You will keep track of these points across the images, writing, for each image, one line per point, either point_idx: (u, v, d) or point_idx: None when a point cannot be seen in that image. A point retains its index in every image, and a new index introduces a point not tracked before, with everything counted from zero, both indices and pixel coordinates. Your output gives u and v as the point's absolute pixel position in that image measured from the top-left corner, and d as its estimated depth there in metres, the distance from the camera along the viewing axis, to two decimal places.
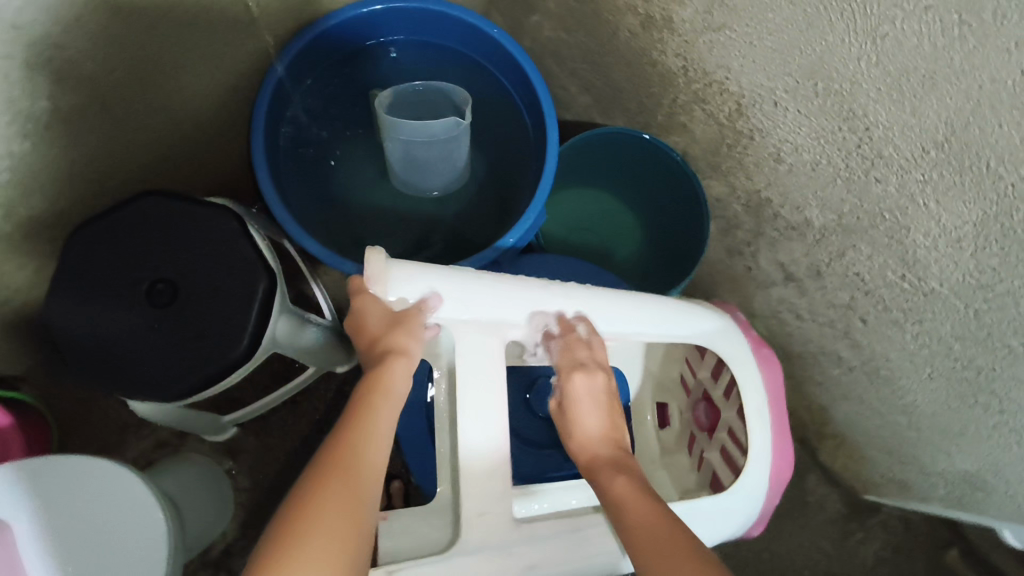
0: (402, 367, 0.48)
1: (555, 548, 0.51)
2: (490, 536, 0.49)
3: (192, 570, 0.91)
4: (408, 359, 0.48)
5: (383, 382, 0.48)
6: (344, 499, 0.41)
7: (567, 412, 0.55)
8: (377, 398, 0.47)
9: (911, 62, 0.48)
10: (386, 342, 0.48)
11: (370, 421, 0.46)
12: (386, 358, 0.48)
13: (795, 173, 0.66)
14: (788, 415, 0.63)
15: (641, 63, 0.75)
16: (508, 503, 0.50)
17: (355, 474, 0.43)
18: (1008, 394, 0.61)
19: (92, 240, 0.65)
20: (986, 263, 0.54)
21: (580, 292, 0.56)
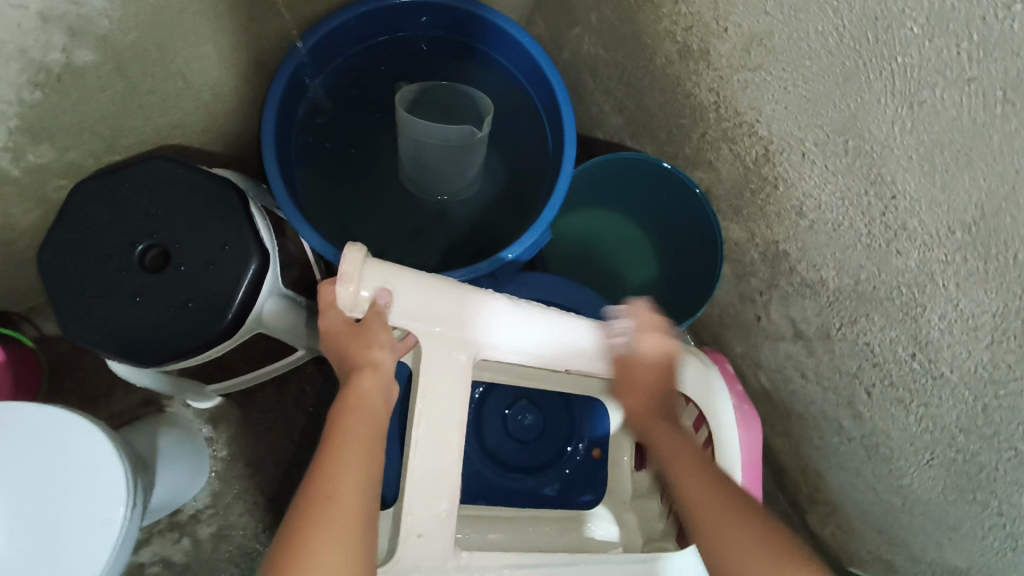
0: (371, 381, 0.51)
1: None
2: (424, 560, 0.46)
3: (159, 530, 0.92)
4: (376, 371, 0.51)
5: (354, 402, 0.50)
6: (329, 527, 0.43)
7: (629, 365, 0.59)
8: (351, 418, 0.49)
9: (947, 134, 0.46)
10: (354, 358, 0.51)
11: (347, 440, 0.48)
12: (357, 374, 0.51)
13: (815, 230, 0.62)
14: (761, 476, 0.61)
15: (674, 92, 0.72)
16: (449, 528, 0.47)
17: (341, 496, 0.45)
18: (1011, 498, 0.57)
19: (95, 195, 0.66)
20: (1002, 357, 0.51)
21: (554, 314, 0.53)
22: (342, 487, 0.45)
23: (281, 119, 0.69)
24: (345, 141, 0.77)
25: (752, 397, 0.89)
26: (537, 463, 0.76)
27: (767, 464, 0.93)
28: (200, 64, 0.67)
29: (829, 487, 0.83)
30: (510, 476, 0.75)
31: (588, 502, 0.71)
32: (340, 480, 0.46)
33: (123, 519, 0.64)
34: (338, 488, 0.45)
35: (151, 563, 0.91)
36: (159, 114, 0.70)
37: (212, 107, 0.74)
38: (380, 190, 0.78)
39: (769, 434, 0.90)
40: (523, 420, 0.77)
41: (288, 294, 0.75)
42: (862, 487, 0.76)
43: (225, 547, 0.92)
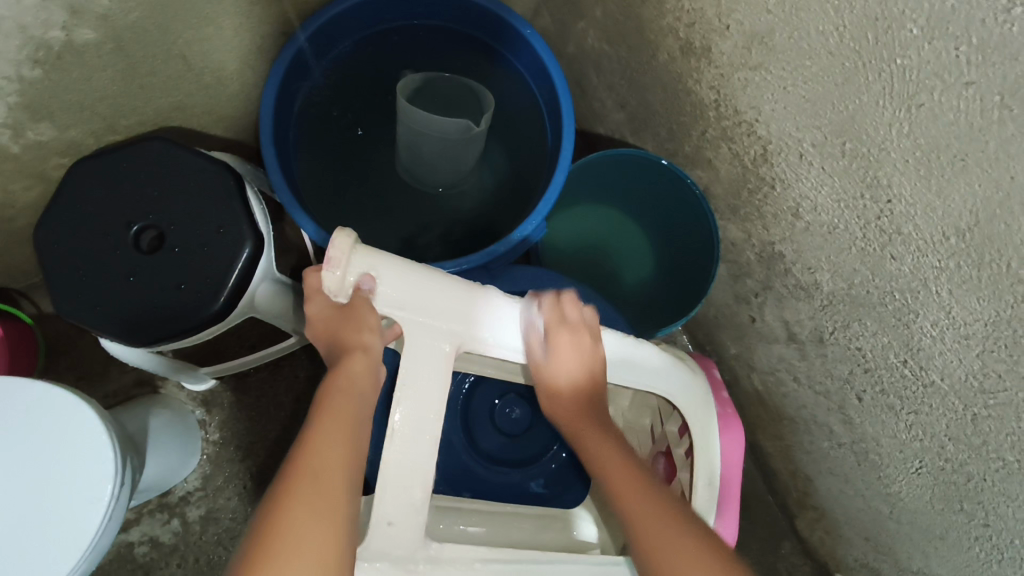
0: (361, 363, 0.52)
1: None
2: (394, 548, 0.46)
3: (148, 509, 0.92)
4: (366, 354, 0.52)
5: (342, 383, 0.51)
6: (312, 499, 0.44)
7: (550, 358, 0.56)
8: (338, 399, 0.50)
9: (943, 139, 0.45)
10: (344, 341, 0.52)
11: (334, 418, 0.49)
12: (347, 356, 0.52)
13: (811, 232, 0.62)
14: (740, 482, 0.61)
15: (676, 89, 0.71)
16: (420, 519, 0.47)
17: (325, 471, 0.46)
18: (996, 509, 0.57)
19: (91, 173, 0.66)
20: (993, 366, 0.50)
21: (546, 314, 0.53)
22: (327, 462, 0.46)
23: (279, 104, 0.69)
24: (343, 128, 0.77)
25: (745, 398, 0.89)
26: (523, 458, 0.76)
27: (758, 467, 0.93)
28: (201, 46, 0.67)
29: (818, 491, 0.82)
30: (496, 469, 0.75)
31: (571, 500, 0.72)
32: (326, 455, 0.46)
33: (109, 497, 0.64)
34: (326, 466, 0.46)
35: (140, 543, 0.91)
36: (159, 95, 0.70)
37: (213, 90, 0.74)
38: (378, 179, 0.78)
39: (760, 437, 0.89)
40: (512, 414, 0.77)
41: (282, 280, 0.75)
42: (851, 493, 0.76)
43: (214, 529, 0.92)
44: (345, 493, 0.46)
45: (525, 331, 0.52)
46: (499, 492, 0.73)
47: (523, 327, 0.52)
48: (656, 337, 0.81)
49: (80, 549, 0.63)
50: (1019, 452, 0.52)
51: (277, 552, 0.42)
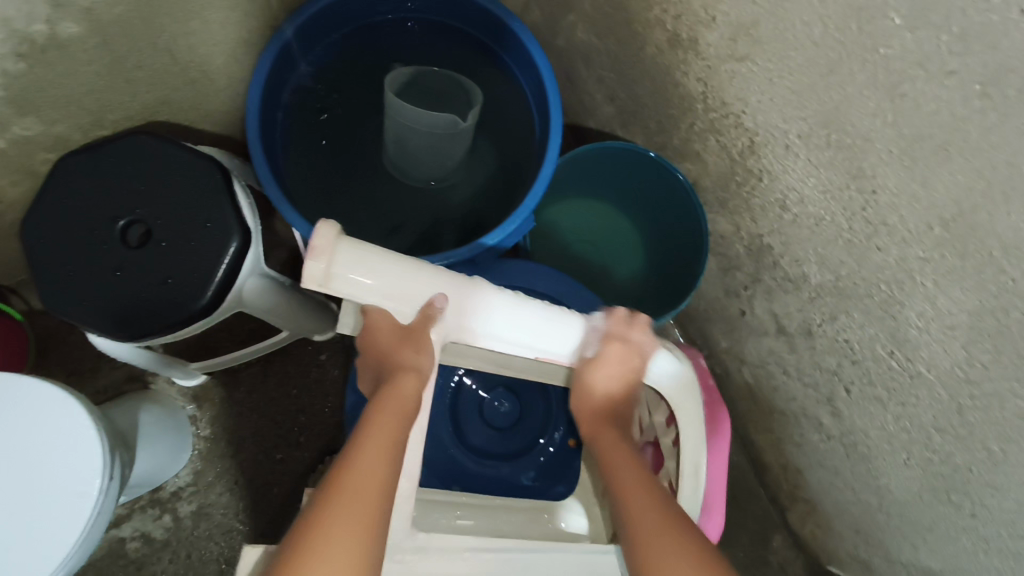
0: (412, 384, 0.50)
1: (451, 566, 0.47)
2: None
3: (140, 505, 0.92)
4: (418, 375, 0.50)
5: (391, 400, 0.49)
6: (351, 513, 0.42)
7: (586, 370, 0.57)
8: (386, 414, 0.48)
9: (927, 128, 0.45)
10: (398, 357, 0.50)
11: (380, 434, 0.47)
12: (399, 375, 0.50)
13: (798, 224, 0.62)
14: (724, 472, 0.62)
15: (664, 82, 0.71)
16: (405, 506, 0.47)
17: (364, 488, 0.44)
18: (983, 500, 0.57)
19: (78, 167, 0.66)
20: (978, 357, 0.50)
21: (543, 309, 0.51)
22: (369, 480, 0.44)
23: (265, 98, 0.69)
24: (332, 122, 0.77)
25: (736, 392, 0.89)
26: (514, 451, 0.76)
27: (749, 460, 0.93)
28: (187, 40, 0.67)
29: (808, 484, 0.82)
30: (487, 464, 0.75)
31: (560, 493, 0.72)
32: (367, 471, 0.44)
33: (98, 491, 0.64)
34: (367, 476, 0.44)
35: (132, 538, 0.91)
36: (146, 90, 0.70)
37: (200, 84, 0.74)
38: (367, 173, 0.78)
39: (751, 430, 0.90)
40: (501, 406, 0.77)
41: (270, 274, 0.75)
42: (841, 485, 0.76)
43: (206, 525, 0.92)
44: (383, 515, 0.44)
45: (520, 328, 0.50)
46: (488, 485, 0.74)
47: (517, 323, 0.50)
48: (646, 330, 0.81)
49: (69, 545, 0.63)
50: (1004, 443, 0.52)
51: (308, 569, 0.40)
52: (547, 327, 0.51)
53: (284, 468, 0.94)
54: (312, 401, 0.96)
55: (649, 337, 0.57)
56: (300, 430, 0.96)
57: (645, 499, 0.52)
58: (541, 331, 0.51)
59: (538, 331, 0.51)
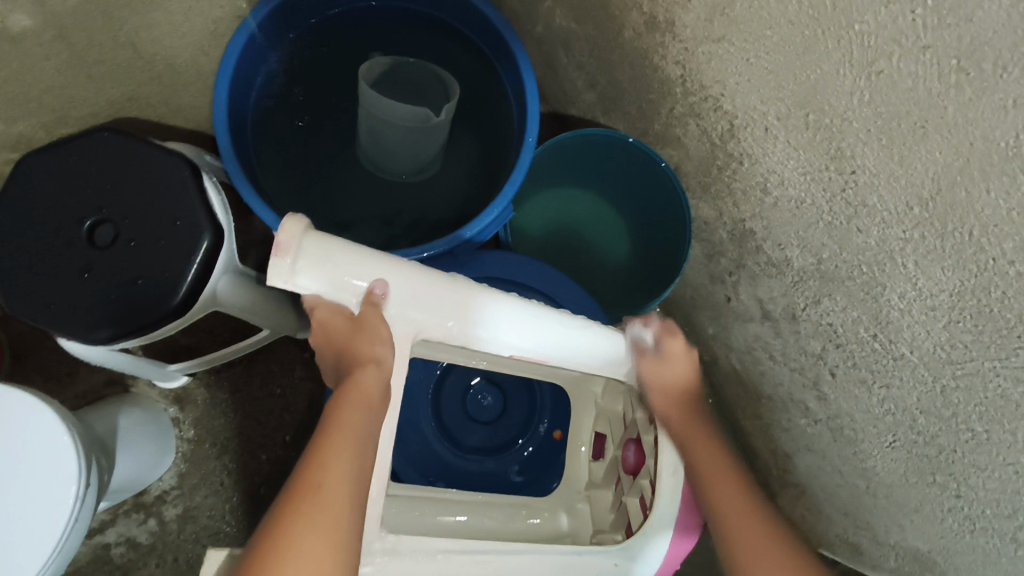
0: (372, 376, 0.47)
1: (421, 567, 0.46)
2: None
3: (124, 509, 0.91)
4: (379, 368, 0.47)
5: (351, 395, 0.47)
6: (314, 522, 0.41)
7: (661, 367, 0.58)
8: (347, 410, 0.46)
9: (903, 106, 0.44)
10: (357, 351, 0.47)
11: (341, 434, 0.45)
12: (358, 370, 0.47)
13: (779, 207, 0.61)
14: None
15: (643, 66, 0.69)
16: (375, 509, 0.45)
17: (328, 493, 0.42)
18: (968, 480, 0.56)
19: (41, 167, 0.64)
20: (959, 337, 0.49)
21: (518, 304, 0.49)
22: (332, 484, 0.43)
23: (234, 90, 0.67)
24: (307, 116, 0.75)
25: (724, 377, 0.88)
26: (499, 445, 0.76)
27: (739, 446, 0.93)
28: (150, 33, 0.65)
29: (797, 469, 0.82)
30: (471, 459, 0.75)
31: (545, 486, 0.72)
32: (329, 473, 0.43)
33: (74, 500, 0.63)
34: (329, 479, 0.43)
35: (116, 544, 0.90)
36: (111, 86, 0.68)
37: (168, 79, 0.72)
38: (342, 167, 0.76)
39: (740, 417, 0.89)
40: (483, 401, 0.77)
41: (242, 272, 0.73)
42: (829, 469, 0.76)
43: (191, 528, 0.91)
44: (351, 511, 0.42)
45: (495, 322, 0.49)
46: (472, 482, 0.73)
47: (492, 319, 0.49)
48: (631, 319, 0.80)
49: (43, 552, 0.61)
50: (987, 423, 0.51)
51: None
52: (524, 322, 0.50)
53: (269, 469, 0.93)
54: (295, 400, 0.95)
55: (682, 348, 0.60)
56: (285, 430, 0.94)
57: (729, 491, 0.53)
58: (518, 326, 0.49)
59: (520, 330, 0.50)
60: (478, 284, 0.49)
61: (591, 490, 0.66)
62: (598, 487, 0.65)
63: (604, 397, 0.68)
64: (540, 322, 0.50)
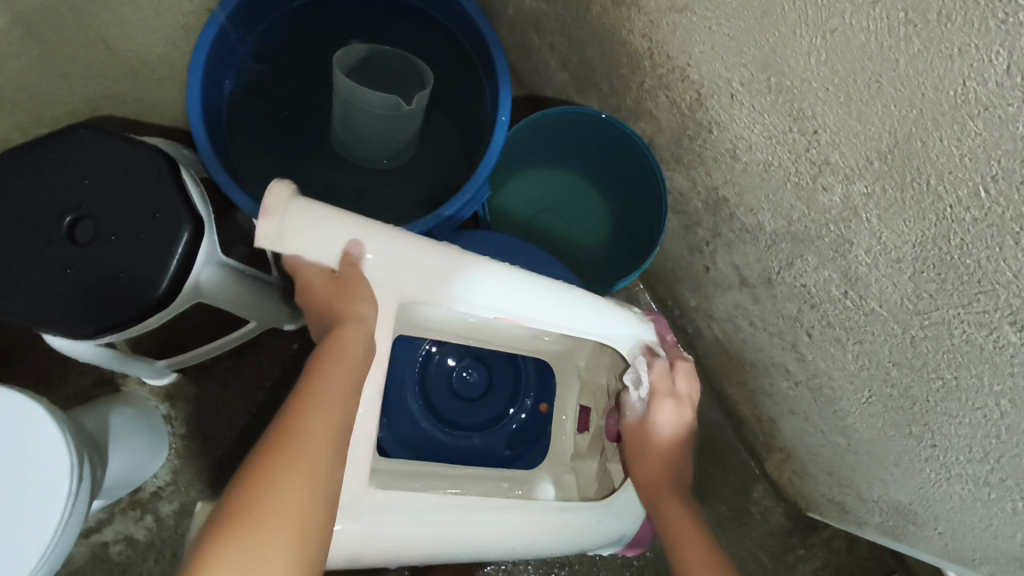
0: (354, 333, 0.48)
1: (407, 523, 0.47)
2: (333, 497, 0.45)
3: (120, 508, 0.91)
4: (360, 324, 0.48)
5: (334, 350, 0.47)
6: (294, 470, 0.42)
7: (644, 435, 0.60)
8: (330, 363, 0.46)
9: (858, 62, 0.45)
10: (338, 310, 0.48)
11: (324, 385, 0.45)
12: (341, 327, 0.48)
13: (749, 172, 0.62)
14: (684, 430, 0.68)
15: (611, 41, 0.70)
16: (360, 470, 0.46)
17: (310, 441, 0.43)
18: (941, 428, 0.58)
19: (16, 166, 0.64)
20: (924, 287, 0.51)
21: (499, 271, 0.50)
22: (314, 433, 0.43)
23: (207, 79, 0.67)
24: (283, 105, 0.76)
25: (708, 347, 0.90)
26: (487, 420, 0.77)
27: (726, 415, 0.96)
28: (119, 27, 0.65)
29: (782, 433, 0.84)
30: (460, 434, 0.76)
31: (534, 457, 0.73)
32: (310, 423, 0.44)
33: (69, 492, 0.63)
34: (311, 428, 0.43)
35: (115, 541, 0.91)
36: (82, 83, 0.69)
37: (139, 74, 0.72)
38: (319, 156, 0.77)
39: (725, 385, 0.91)
40: (468, 377, 0.78)
41: (227, 262, 0.74)
42: (812, 430, 0.77)
43: (189, 522, 0.92)
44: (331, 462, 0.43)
45: (476, 291, 0.50)
46: (462, 458, 0.74)
47: (473, 288, 0.50)
48: (613, 292, 0.81)
49: (40, 547, 0.62)
50: (956, 369, 0.53)
51: (255, 515, 0.40)
52: (506, 292, 0.51)
53: None
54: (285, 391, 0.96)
55: (693, 391, 0.62)
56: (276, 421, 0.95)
57: (698, 550, 0.53)
58: (498, 295, 0.51)
59: (499, 298, 0.51)
60: (460, 253, 0.49)
61: (577, 461, 0.67)
62: (582, 458, 0.67)
63: (588, 370, 0.69)
64: (522, 293, 0.51)
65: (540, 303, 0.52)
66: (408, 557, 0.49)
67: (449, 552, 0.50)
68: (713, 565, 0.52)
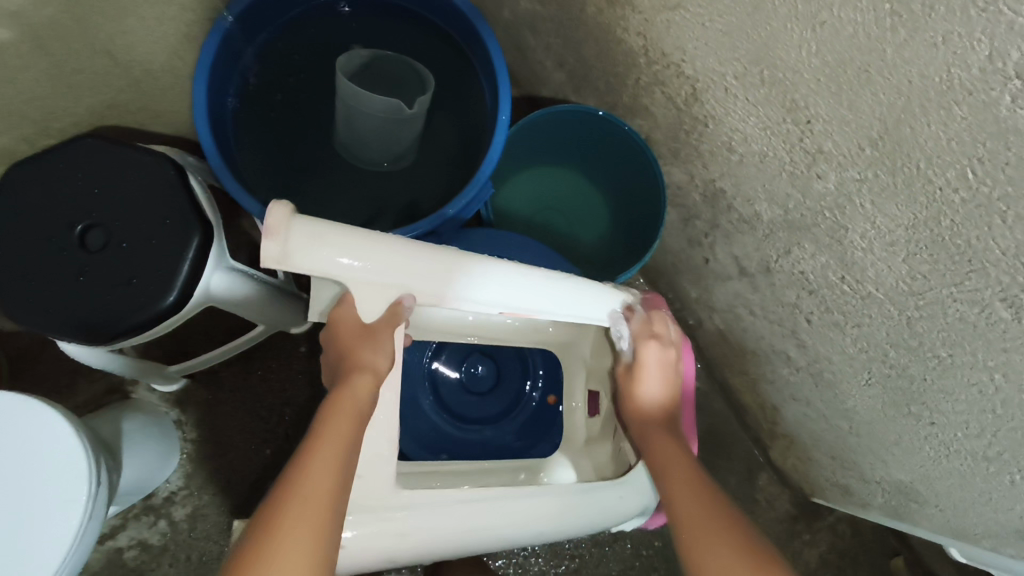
0: (364, 384, 0.49)
1: (438, 517, 0.49)
2: (366, 495, 0.48)
3: (133, 514, 0.92)
4: (371, 375, 0.50)
5: (343, 400, 0.48)
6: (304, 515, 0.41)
7: (632, 378, 0.61)
8: (337, 413, 0.47)
9: (847, 53, 0.47)
10: (352, 360, 0.50)
11: (330, 433, 0.46)
12: (352, 377, 0.49)
13: (745, 164, 0.64)
14: (695, 413, 0.68)
15: (606, 39, 0.72)
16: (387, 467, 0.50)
17: (317, 485, 0.43)
18: (939, 406, 0.60)
19: (27, 178, 0.65)
20: (918, 269, 0.53)
21: (499, 264, 0.52)
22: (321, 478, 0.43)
23: (212, 87, 0.69)
24: (286, 112, 0.77)
25: (709, 338, 0.92)
26: (496, 414, 0.79)
27: (729, 404, 0.97)
28: (125, 39, 0.67)
29: (784, 419, 0.86)
30: (470, 427, 0.77)
31: (544, 449, 0.74)
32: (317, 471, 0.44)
33: (87, 497, 0.64)
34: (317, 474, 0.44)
35: (129, 547, 0.92)
36: (89, 94, 0.70)
37: (144, 84, 0.74)
38: (322, 161, 0.79)
39: (727, 375, 0.93)
40: (477, 372, 0.80)
41: (236, 267, 0.75)
42: (814, 415, 0.79)
43: (202, 525, 0.93)
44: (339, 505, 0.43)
45: (477, 280, 0.51)
46: (473, 451, 0.75)
47: (474, 277, 0.51)
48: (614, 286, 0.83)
49: (60, 549, 0.63)
50: (951, 347, 0.55)
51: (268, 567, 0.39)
52: (507, 279, 0.52)
53: (274, 462, 0.95)
54: (294, 394, 0.97)
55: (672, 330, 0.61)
56: (286, 423, 0.96)
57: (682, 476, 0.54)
58: (500, 285, 0.52)
59: (497, 285, 0.52)
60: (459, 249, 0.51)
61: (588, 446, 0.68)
62: (594, 441, 0.68)
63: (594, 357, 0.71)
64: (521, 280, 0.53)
65: (539, 288, 0.53)
66: (445, 555, 0.51)
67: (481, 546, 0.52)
68: (695, 486, 0.52)
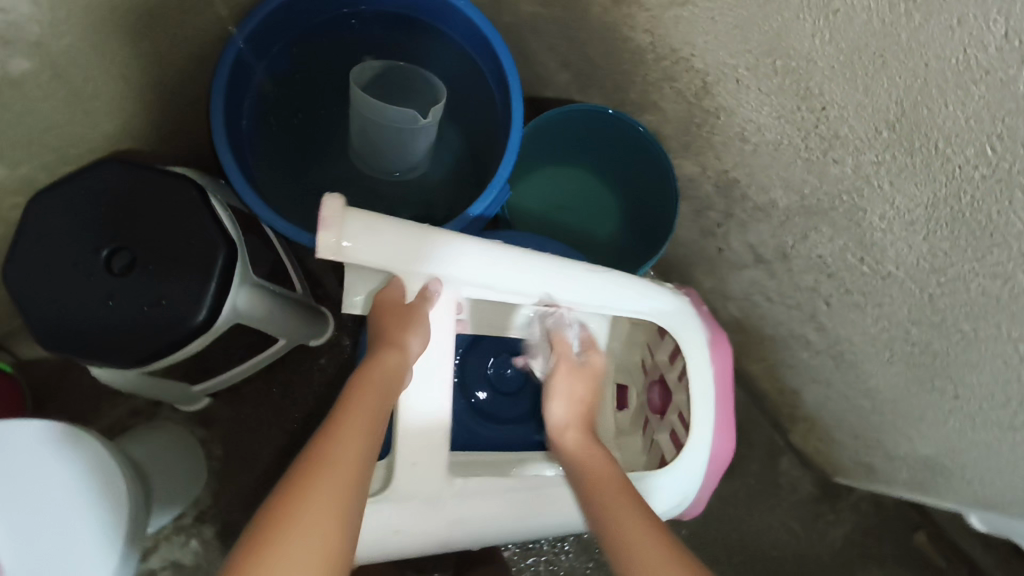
0: (394, 360, 0.49)
1: (486, 501, 0.57)
2: (422, 487, 0.54)
3: (164, 534, 0.93)
4: (402, 353, 0.49)
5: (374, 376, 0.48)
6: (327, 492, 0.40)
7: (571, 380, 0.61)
8: (368, 389, 0.47)
9: (862, 39, 0.48)
10: (387, 336, 0.49)
11: (360, 409, 0.45)
12: (383, 352, 0.49)
13: (759, 153, 0.65)
14: (734, 400, 0.68)
15: (612, 38, 0.73)
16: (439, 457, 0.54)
17: (344, 463, 0.42)
18: (963, 380, 0.61)
19: (51, 206, 0.66)
20: (938, 246, 0.54)
21: (533, 257, 0.56)
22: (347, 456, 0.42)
23: (228, 106, 0.69)
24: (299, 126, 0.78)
25: (725, 327, 0.93)
26: (524, 413, 0.79)
27: (747, 391, 0.98)
28: (139, 63, 0.67)
29: (805, 402, 0.87)
30: (499, 426, 0.78)
31: None
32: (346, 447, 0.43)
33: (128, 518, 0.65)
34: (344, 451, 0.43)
35: (161, 568, 0.92)
36: (104, 120, 0.70)
37: (158, 107, 0.74)
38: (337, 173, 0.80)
39: (745, 362, 0.94)
40: (506, 373, 0.81)
41: (258, 283, 0.76)
42: (836, 397, 0.80)
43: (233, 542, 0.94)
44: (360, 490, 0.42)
45: (513, 271, 0.55)
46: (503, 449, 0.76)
47: (510, 269, 0.55)
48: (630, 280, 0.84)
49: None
50: (975, 321, 0.56)
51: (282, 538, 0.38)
52: (539, 271, 0.56)
53: None
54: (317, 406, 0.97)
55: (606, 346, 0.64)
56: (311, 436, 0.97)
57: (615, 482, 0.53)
58: (533, 277, 0.56)
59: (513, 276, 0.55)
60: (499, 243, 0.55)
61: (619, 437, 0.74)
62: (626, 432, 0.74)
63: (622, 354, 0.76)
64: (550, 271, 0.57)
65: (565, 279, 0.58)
66: (492, 535, 0.59)
67: (521, 525, 0.59)
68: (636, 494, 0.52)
